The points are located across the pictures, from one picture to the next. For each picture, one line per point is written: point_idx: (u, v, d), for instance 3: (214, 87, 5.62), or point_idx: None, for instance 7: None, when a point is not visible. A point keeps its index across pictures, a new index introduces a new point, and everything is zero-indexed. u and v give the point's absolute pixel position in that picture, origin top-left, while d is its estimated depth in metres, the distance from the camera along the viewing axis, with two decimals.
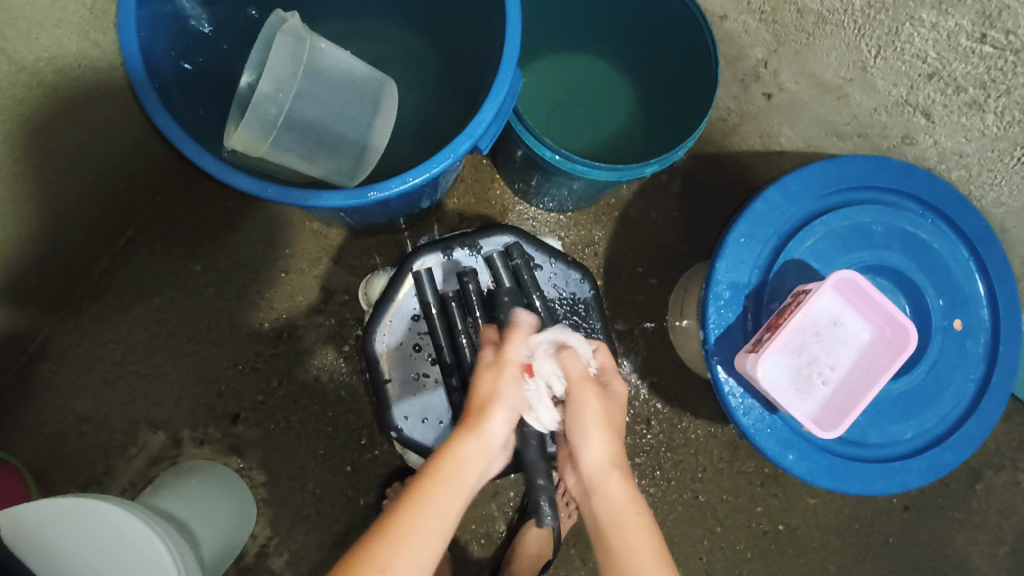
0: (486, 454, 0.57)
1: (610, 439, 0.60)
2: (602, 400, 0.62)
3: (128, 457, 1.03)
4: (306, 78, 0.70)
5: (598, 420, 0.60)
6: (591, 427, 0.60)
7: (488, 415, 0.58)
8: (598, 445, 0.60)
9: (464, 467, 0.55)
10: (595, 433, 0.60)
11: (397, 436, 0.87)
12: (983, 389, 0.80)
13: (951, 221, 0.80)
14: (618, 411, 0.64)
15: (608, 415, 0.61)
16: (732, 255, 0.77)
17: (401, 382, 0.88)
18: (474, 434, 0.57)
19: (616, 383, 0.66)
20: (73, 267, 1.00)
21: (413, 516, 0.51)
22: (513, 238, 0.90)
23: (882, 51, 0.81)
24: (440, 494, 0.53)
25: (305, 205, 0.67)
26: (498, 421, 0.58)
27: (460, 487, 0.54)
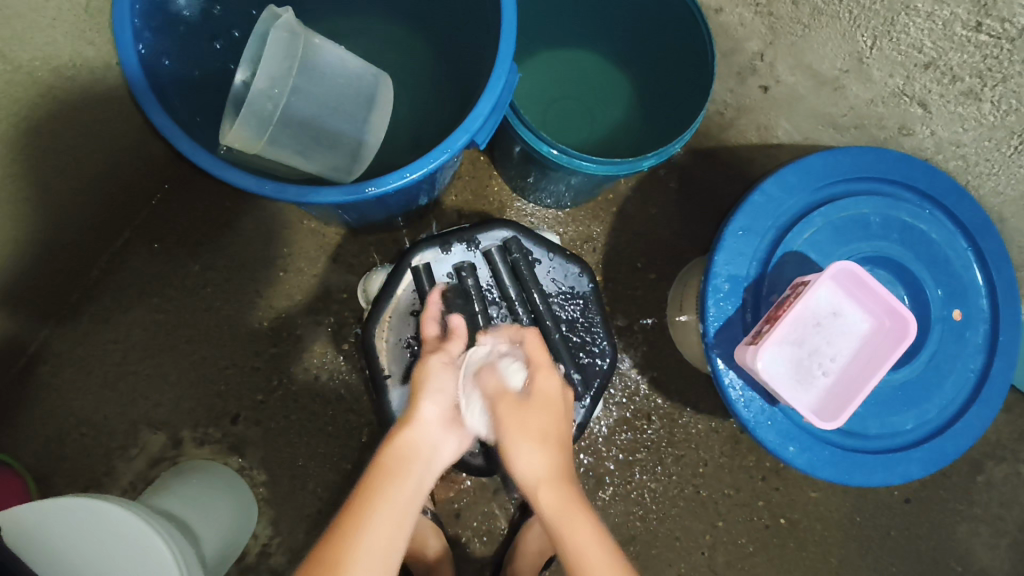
0: (426, 440, 0.64)
1: (535, 450, 0.62)
2: (519, 416, 0.64)
3: (129, 458, 1.03)
4: (301, 74, 0.70)
5: (520, 439, 0.62)
6: (515, 446, 0.62)
7: (419, 406, 0.65)
8: (525, 464, 0.62)
9: (406, 455, 0.62)
10: (520, 451, 0.62)
11: None
12: (982, 379, 0.80)
13: (949, 211, 0.80)
14: (548, 415, 0.65)
15: (527, 426, 0.63)
16: (731, 247, 0.77)
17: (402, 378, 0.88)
18: (410, 426, 0.64)
19: (540, 384, 0.66)
20: (71, 268, 0.99)
21: (365, 503, 0.58)
22: (511, 233, 0.89)
23: (878, 40, 0.81)
24: (390, 482, 0.59)
25: (302, 202, 0.67)
26: (429, 406, 0.65)
27: (407, 472, 0.61)
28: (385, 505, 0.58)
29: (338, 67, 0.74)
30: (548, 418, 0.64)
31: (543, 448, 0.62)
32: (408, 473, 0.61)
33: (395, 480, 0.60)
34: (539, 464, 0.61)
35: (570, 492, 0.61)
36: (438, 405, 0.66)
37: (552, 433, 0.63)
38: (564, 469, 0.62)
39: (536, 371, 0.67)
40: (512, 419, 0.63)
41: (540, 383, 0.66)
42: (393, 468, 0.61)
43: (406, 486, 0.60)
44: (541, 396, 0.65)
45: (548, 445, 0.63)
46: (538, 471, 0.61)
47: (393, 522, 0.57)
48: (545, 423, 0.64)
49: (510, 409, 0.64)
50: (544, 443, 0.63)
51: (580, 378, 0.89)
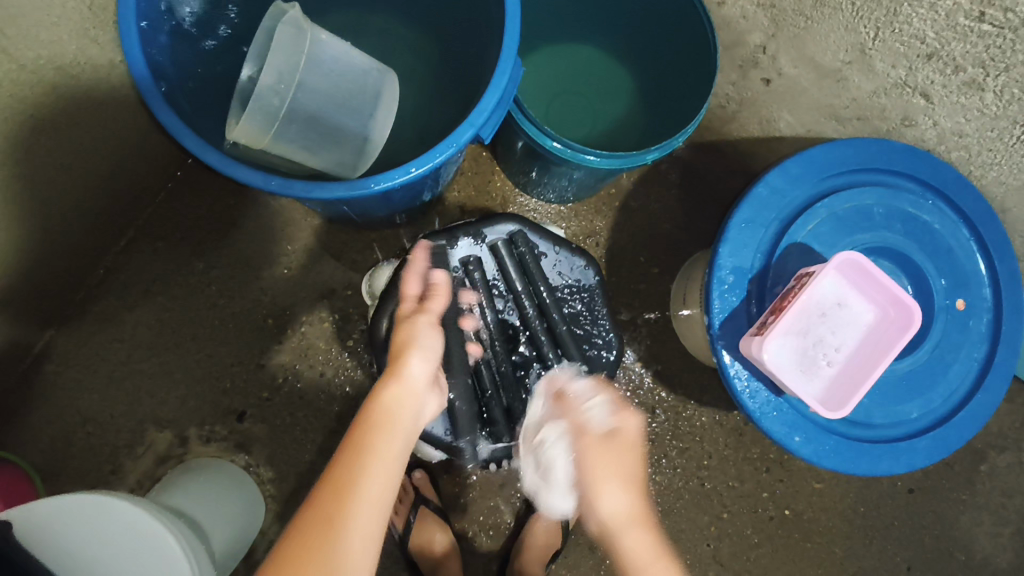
0: (409, 394, 0.69)
1: (618, 489, 0.70)
2: (603, 459, 0.71)
3: (136, 456, 1.03)
4: (308, 70, 0.70)
5: (607, 469, 0.71)
6: (602, 487, 0.70)
7: (406, 363, 0.70)
8: (611, 505, 0.69)
9: (394, 408, 0.67)
10: (607, 493, 0.70)
11: None
12: (986, 368, 0.80)
13: (952, 202, 0.80)
14: (627, 455, 0.73)
15: (613, 466, 0.71)
16: (735, 239, 0.77)
17: None
18: (397, 381, 0.69)
19: (625, 428, 0.74)
20: (75, 267, 1.00)
21: (361, 451, 0.62)
22: (517, 226, 0.89)
23: (881, 31, 0.81)
24: (380, 433, 0.64)
25: (308, 197, 0.67)
26: (416, 365, 0.71)
27: (396, 421, 0.66)
28: (377, 453, 0.62)
29: (344, 63, 0.74)
30: (628, 459, 0.72)
31: (626, 489, 0.70)
32: (395, 423, 0.66)
33: (387, 431, 0.65)
34: (623, 501, 0.69)
35: (641, 512, 0.70)
36: (423, 365, 0.71)
37: (636, 475, 0.72)
38: (642, 507, 0.70)
39: (619, 412, 0.76)
40: (601, 460, 0.71)
41: (624, 425, 0.75)
42: (384, 419, 0.66)
43: (396, 436, 0.65)
44: (623, 437, 0.74)
45: (631, 489, 0.71)
46: (623, 502, 0.69)
47: (387, 470, 0.61)
48: (627, 463, 0.72)
49: (597, 454, 0.72)
50: (627, 487, 0.70)
51: (586, 371, 0.89)
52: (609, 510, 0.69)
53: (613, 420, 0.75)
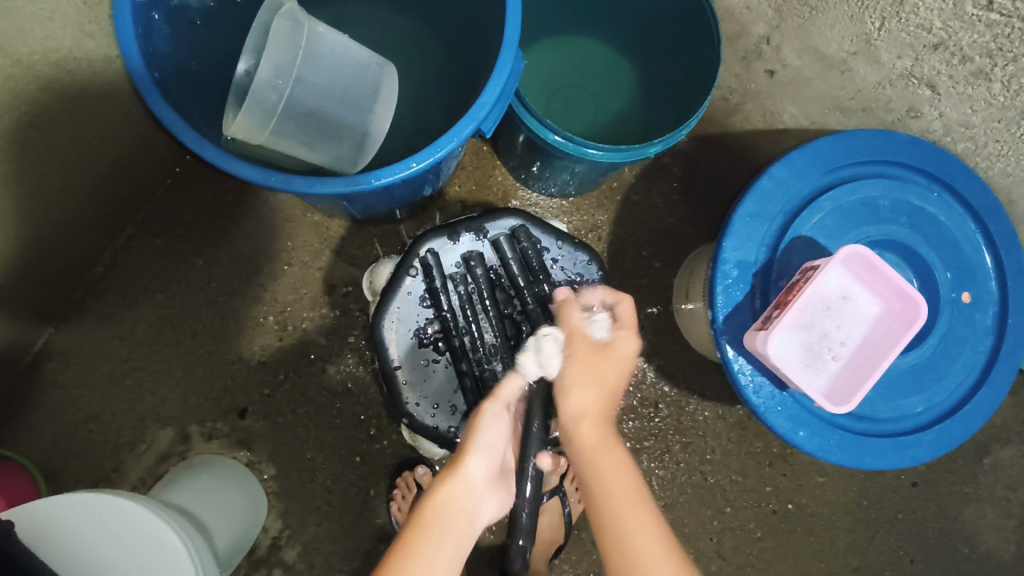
0: (466, 497, 0.60)
1: (591, 391, 0.70)
2: (600, 363, 0.71)
3: (137, 454, 1.03)
4: (307, 64, 0.69)
5: (577, 379, 0.71)
6: (568, 388, 0.71)
7: (464, 459, 0.62)
8: (575, 404, 0.70)
9: (449, 511, 0.59)
10: (577, 390, 0.70)
11: (408, 423, 0.87)
12: (992, 360, 0.79)
13: (958, 193, 0.79)
14: (618, 367, 0.72)
15: (614, 376, 0.71)
16: (739, 233, 0.76)
17: (411, 368, 0.87)
18: (453, 480, 0.61)
19: (622, 340, 0.73)
20: (74, 264, 0.99)
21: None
22: (518, 221, 0.89)
23: (887, 21, 0.80)
24: (431, 543, 0.56)
25: (307, 193, 0.67)
26: (475, 462, 0.62)
27: (453, 533, 0.57)
28: (425, 560, 0.55)
29: (342, 56, 0.73)
30: (613, 369, 0.72)
31: (598, 392, 0.70)
32: (452, 534, 0.57)
33: (436, 539, 0.57)
34: (589, 406, 0.69)
35: (613, 436, 0.68)
36: (485, 463, 0.63)
37: (615, 384, 0.71)
38: (609, 419, 0.70)
39: (624, 328, 0.75)
40: (587, 364, 0.71)
41: (623, 344, 0.73)
42: (439, 529, 0.57)
43: (448, 549, 0.57)
44: (616, 351, 0.73)
45: (603, 394, 0.70)
46: (587, 412, 0.69)
47: None
48: (615, 375, 0.72)
49: (587, 359, 0.72)
50: (599, 389, 0.70)
51: None
52: (575, 408, 0.69)
53: (612, 334, 0.74)
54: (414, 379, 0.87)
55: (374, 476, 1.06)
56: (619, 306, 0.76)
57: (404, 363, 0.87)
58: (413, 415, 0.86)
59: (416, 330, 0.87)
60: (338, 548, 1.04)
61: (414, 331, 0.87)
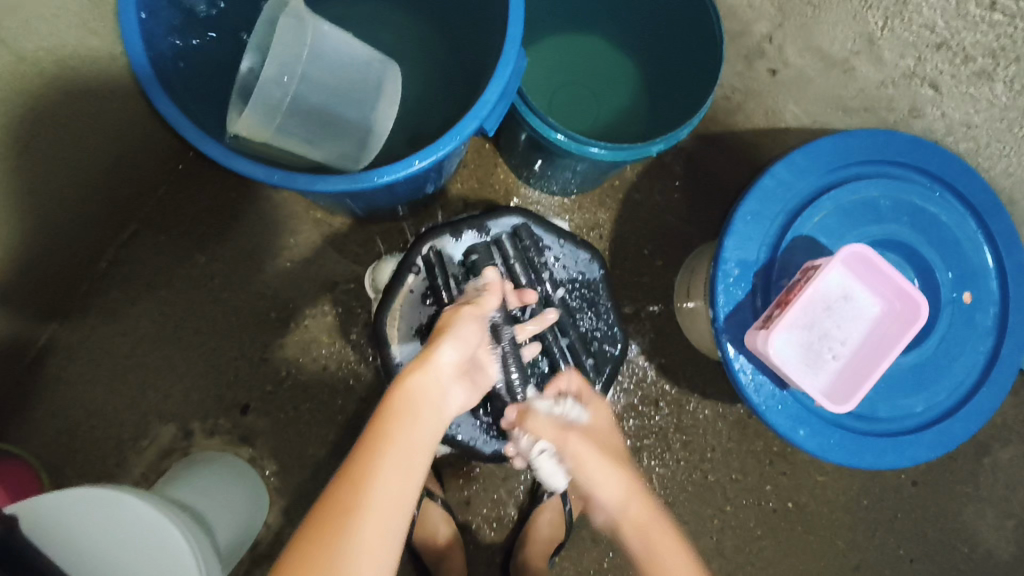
0: (436, 383, 0.63)
1: (616, 472, 0.70)
2: (595, 448, 0.72)
3: (140, 449, 1.03)
4: (312, 61, 0.69)
5: (599, 469, 0.70)
6: (595, 483, 0.70)
7: (436, 348, 0.64)
8: (607, 493, 0.69)
9: (419, 397, 0.61)
10: (600, 480, 0.69)
11: None
12: (993, 361, 0.80)
13: (959, 194, 0.79)
14: (609, 441, 0.76)
15: (607, 453, 0.73)
16: (741, 232, 0.77)
17: (413, 366, 0.87)
18: (424, 368, 0.63)
19: (598, 413, 0.79)
20: (78, 260, 0.99)
21: (381, 447, 0.58)
22: (521, 220, 0.89)
23: (890, 20, 0.91)
24: (402, 426, 0.59)
25: (311, 191, 0.67)
26: (447, 350, 0.64)
27: (422, 413, 0.61)
28: (395, 443, 0.58)
29: (347, 55, 0.73)
30: (608, 446, 0.75)
31: (618, 471, 0.70)
32: (421, 412, 0.61)
33: (406, 423, 0.59)
34: (624, 485, 0.69)
35: (652, 505, 0.69)
36: (456, 352, 0.65)
37: (615, 448, 0.76)
38: (639, 484, 0.70)
39: (591, 404, 0.80)
40: (590, 453, 0.71)
41: (596, 414, 0.79)
42: (408, 411, 0.60)
43: (419, 430, 0.60)
44: (598, 431, 0.77)
45: (621, 470, 0.71)
46: (623, 495, 0.68)
47: (404, 460, 0.58)
48: (614, 441, 0.77)
49: (590, 450, 0.71)
50: (620, 468, 0.71)
51: (590, 363, 0.90)
52: (610, 497, 0.69)
53: (586, 415, 0.77)
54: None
55: None
56: (571, 385, 0.80)
57: (406, 361, 0.87)
58: None
59: (418, 328, 0.87)
60: None
61: (415, 329, 0.87)
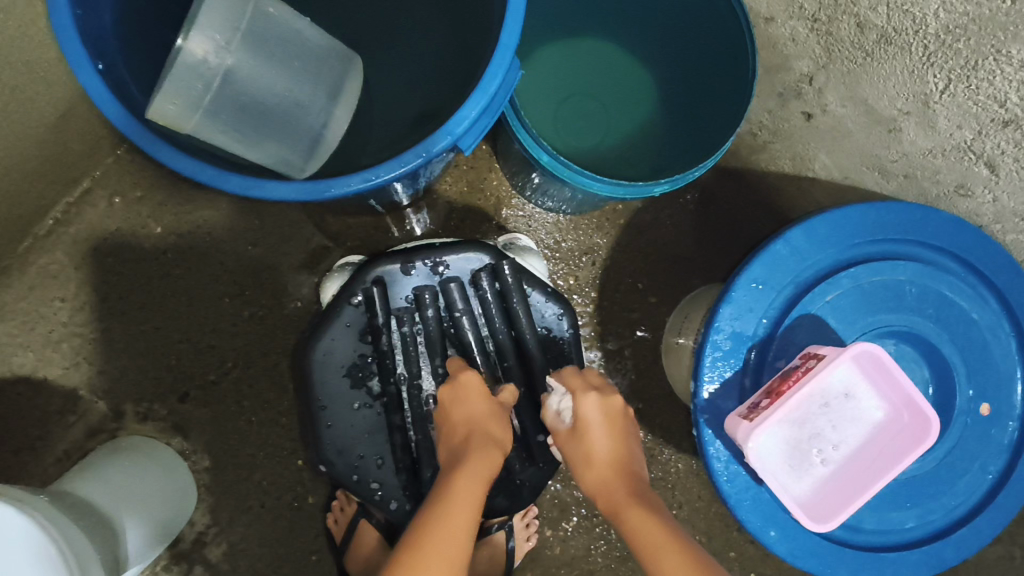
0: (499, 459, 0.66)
1: (589, 469, 0.69)
2: (572, 444, 0.70)
3: (66, 425, 0.96)
4: (252, 46, 0.59)
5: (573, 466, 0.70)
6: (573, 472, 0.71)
7: (501, 428, 0.68)
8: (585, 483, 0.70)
9: (485, 470, 0.64)
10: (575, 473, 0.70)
11: (327, 470, 0.78)
12: (1001, 483, 0.70)
13: (997, 289, 0.69)
14: (599, 437, 0.69)
15: (595, 451, 0.69)
16: (739, 301, 0.67)
17: (338, 408, 0.78)
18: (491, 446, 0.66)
19: (584, 406, 0.70)
20: (18, 215, 0.91)
21: (448, 514, 0.60)
22: (484, 259, 0.79)
23: (953, 85, 0.69)
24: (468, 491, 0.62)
25: (247, 194, 0.57)
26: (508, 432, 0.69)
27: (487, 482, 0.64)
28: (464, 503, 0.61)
29: (297, 42, 0.63)
30: (598, 441, 0.69)
31: (593, 466, 0.69)
32: (483, 488, 0.63)
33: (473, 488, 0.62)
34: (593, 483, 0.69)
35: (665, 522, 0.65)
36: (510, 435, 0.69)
37: (604, 450, 0.69)
38: (624, 472, 0.68)
39: (576, 397, 0.70)
40: (571, 456, 0.70)
41: (584, 410, 0.70)
42: (476, 480, 0.63)
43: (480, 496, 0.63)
44: (587, 426, 0.69)
45: (600, 464, 0.69)
46: (603, 487, 0.68)
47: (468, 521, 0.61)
48: (600, 444, 0.69)
49: (568, 450, 0.71)
50: (592, 464, 0.69)
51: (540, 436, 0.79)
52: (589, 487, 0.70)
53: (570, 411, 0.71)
54: (341, 423, 0.78)
55: (314, 483, 0.99)
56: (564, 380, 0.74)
57: (332, 402, 0.78)
58: (333, 462, 0.77)
59: (352, 368, 0.78)
60: (266, 552, 0.98)
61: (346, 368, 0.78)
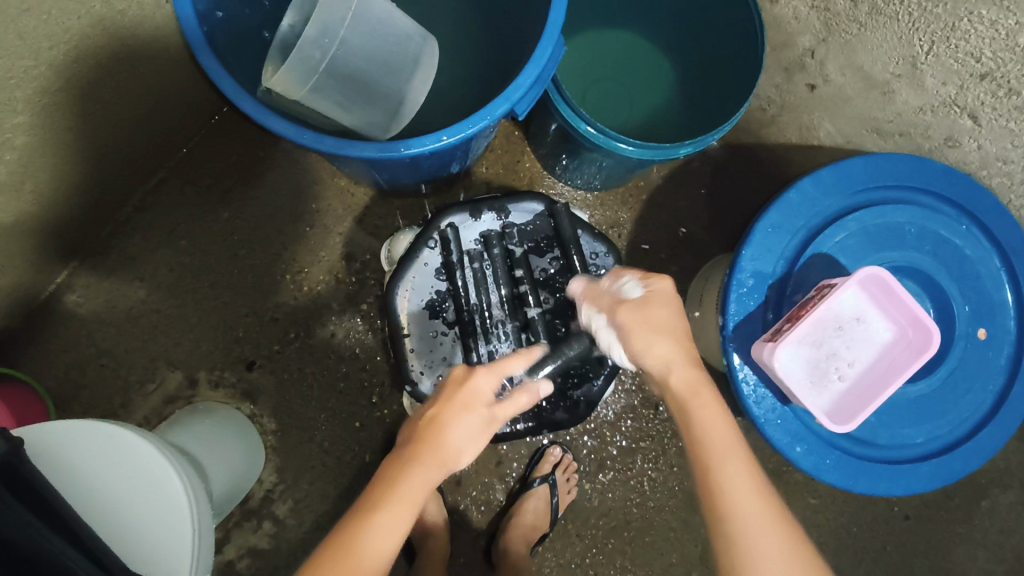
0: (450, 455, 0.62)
1: (658, 340, 0.66)
2: (642, 322, 0.67)
3: (145, 393, 1.05)
4: (353, 27, 0.72)
5: (647, 336, 0.66)
6: (642, 346, 0.67)
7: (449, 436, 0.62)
8: (656, 359, 0.66)
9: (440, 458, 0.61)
10: (650, 348, 0.66)
11: (410, 390, 0.88)
12: (1001, 400, 0.79)
13: (986, 229, 0.79)
14: (660, 324, 0.67)
15: (677, 350, 0.67)
16: (760, 243, 0.76)
17: (420, 337, 0.89)
18: (435, 448, 0.62)
19: (624, 318, 0.68)
20: (106, 202, 1.02)
21: (376, 508, 0.58)
22: (542, 206, 0.90)
23: (935, 46, 0.88)
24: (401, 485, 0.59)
25: (339, 154, 0.67)
26: (461, 441, 0.63)
27: (427, 475, 0.61)
28: (400, 493, 0.59)
29: (389, 24, 0.75)
30: (660, 338, 0.67)
31: (673, 350, 0.66)
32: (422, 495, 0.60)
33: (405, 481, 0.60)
34: (674, 367, 0.66)
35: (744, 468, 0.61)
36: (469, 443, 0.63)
37: (678, 331, 0.67)
38: (687, 356, 0.67)
39: (655, 283, 0.70)
40: (643, 326, 0.67)
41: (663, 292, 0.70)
42: (420, 473, 0.60)
43: (419, 490, 0.60)
44: (656, 302, 0.68)
45: (677, 347, 0.67)
46: (681, 396, 0.65)
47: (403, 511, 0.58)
48: (672, 327, 0.67)
49: (636, 320, 0.67)
50: (673, 340, 0.66)
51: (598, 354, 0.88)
52: (659, 363, 0.66)
53: (644, 292, 0.69)
54: (421, 348, 0.89)
55: (370, 443, 1.08)
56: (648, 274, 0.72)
57: (413, 332, 0.89)
58: (416, 383, 0.88)
59: (430, 302, 0.89)
60: (328, 508, 1.06)
61: (426, 302, 0.89)
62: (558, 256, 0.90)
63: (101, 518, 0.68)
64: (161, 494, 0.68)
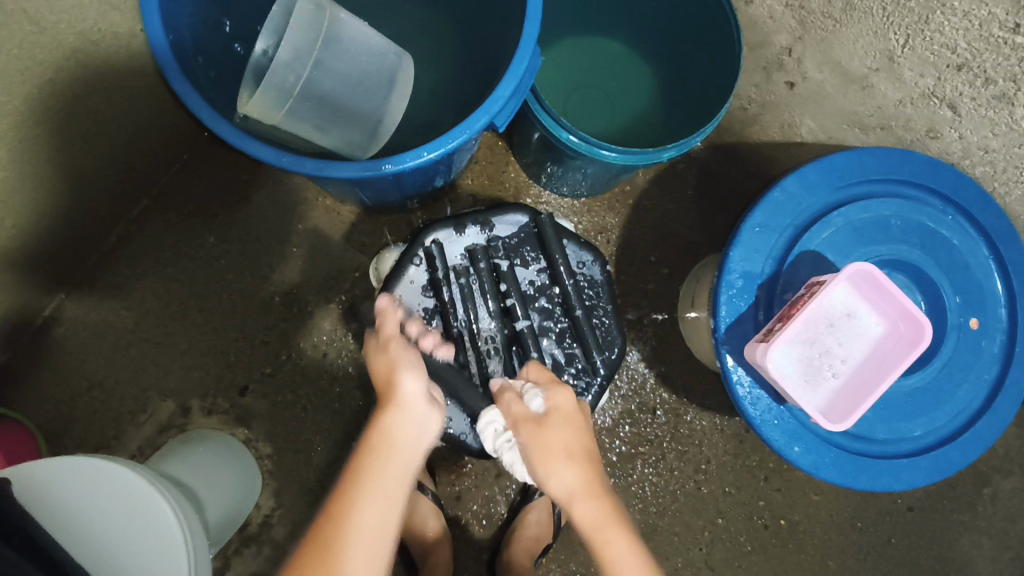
0: (408, 418, 0.64)
1: (568, 466, 0.66)
2: (547, 441, 0.68)
3: (138, 423, 1.04)
4: (325, 49, 0.71)
5: (551, 460, 0.66)
6: (545, 471, 0.66)
7: (398, 382, 0.67)
8: (560, 482, 0.65)
9: (394, 433, 0.63)
10: (552, 472, 0.66)
11: None
12: (996, 389, 0.79)
13: (972, 218, 0.79)
14: (568, 429, 0.69)
15: (580, 452, 0.67)
16: (747, 243, 0.76)
17: None
18: (393, 408, 0.65)
19: (538, 437, 0.68)
20: (89, 233, 1.01)
21: (354, 495, 0.58)
22: (526, 218, 0.89)
23: (911, 39, 0.86)
24: (379, 462, 0.60)
25: (319, 175, 0.67)
26: (408, 382, 0.67)
27: (396, 450, 0.61)
28: (379, 469, 0.60)
29: (361, 44, 0.75)
30: (572, 434, 0.69)
31: (573, 463, 0.66)
32: (399, 469, 0.60)
33: (382, 458, 0.60)
34: (574, 483, 0.65)
35: (573, 465, 0.66)
36: (417, 381, 0.67)
37: (582, 448, 0.68)
38: (597, 479, 0.66)
39: (553, 392, 0.72)
40: (544, 444, 0.67)
41: (557, 401, 0.72)
42: (382, 446, 0.61)
43: (397, 462, 0.61)
44: (558, 415, 0.70)
45: (578, 464, 0.66)
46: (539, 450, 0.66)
47: (383, 488, 0.58)
48: (572, 438, 0.68)
49: (541, 437, 0.68)
50: (572, 458, 0.66)
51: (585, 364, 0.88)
52: (563, 489, 0.65)
53: (546, 403, 0.71)
54: None
55: None
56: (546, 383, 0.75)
57: None
58: None
59: (418, 319, 0.88)
60: None
61: (414, 320, 0.88)
62: (545, 267, 0.89)
63: (95, 558, 0.66)
64: (155, 529, 0.67)
